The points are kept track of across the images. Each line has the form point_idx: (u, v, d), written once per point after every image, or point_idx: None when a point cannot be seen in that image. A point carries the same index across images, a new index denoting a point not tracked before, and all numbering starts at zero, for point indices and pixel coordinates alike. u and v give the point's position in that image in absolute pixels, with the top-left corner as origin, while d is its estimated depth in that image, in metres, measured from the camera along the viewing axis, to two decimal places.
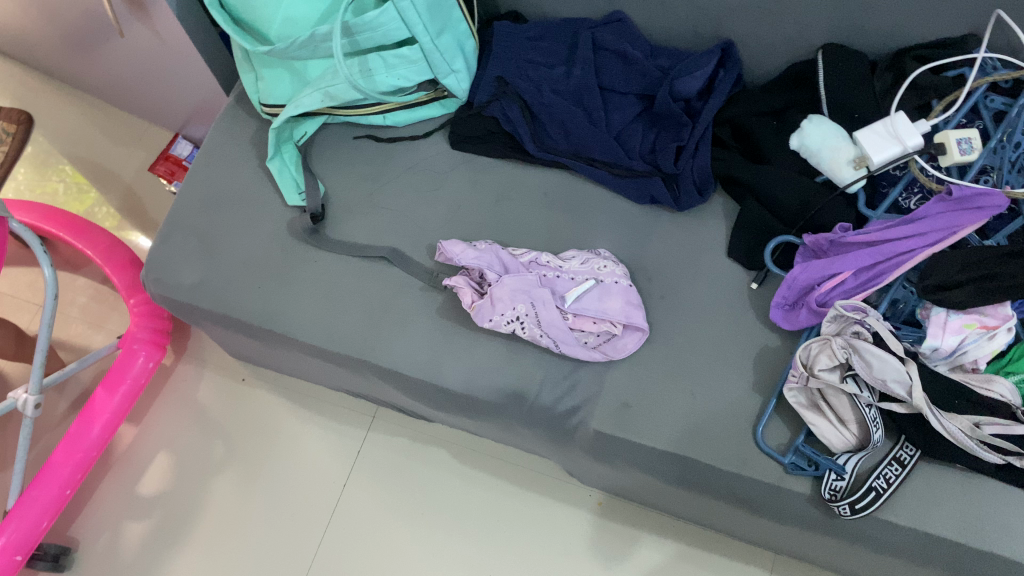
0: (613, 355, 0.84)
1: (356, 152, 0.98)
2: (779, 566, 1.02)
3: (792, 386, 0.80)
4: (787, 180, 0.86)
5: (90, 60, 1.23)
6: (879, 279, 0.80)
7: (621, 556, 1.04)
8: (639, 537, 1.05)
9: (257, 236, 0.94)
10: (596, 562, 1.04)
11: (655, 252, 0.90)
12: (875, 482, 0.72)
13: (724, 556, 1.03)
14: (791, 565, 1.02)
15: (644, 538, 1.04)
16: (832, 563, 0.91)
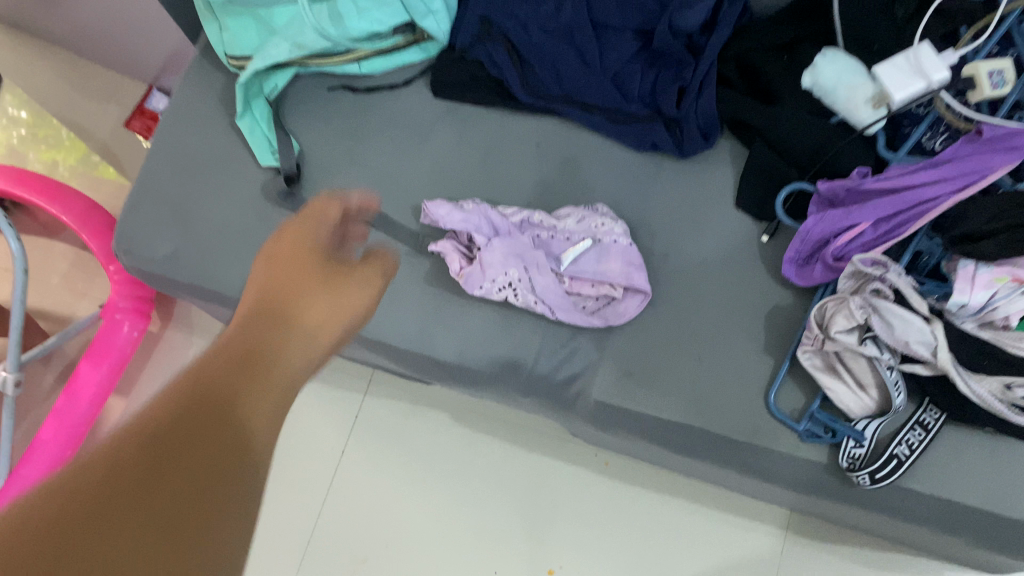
0: (613, 321, 0.78)
1: (329, 108, 0.90)
2: (793, 522, 0.99)
3: (807, 348, 0.74)
4: (800, 122, 0.79)
5: (51, 11, 1.16)
6: (901, 230, 0.73)
7: (630, 516, 1.01)
8: (647, 496, 1.01)
9: (231, 201, 0.88)
10: (604, 525, 1.01)
11: (657, 205, 0.84)
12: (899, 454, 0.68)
13: (736, 515, 0.99)
14: (804, 522, 0.98)
15: (652, 497, 1.01)
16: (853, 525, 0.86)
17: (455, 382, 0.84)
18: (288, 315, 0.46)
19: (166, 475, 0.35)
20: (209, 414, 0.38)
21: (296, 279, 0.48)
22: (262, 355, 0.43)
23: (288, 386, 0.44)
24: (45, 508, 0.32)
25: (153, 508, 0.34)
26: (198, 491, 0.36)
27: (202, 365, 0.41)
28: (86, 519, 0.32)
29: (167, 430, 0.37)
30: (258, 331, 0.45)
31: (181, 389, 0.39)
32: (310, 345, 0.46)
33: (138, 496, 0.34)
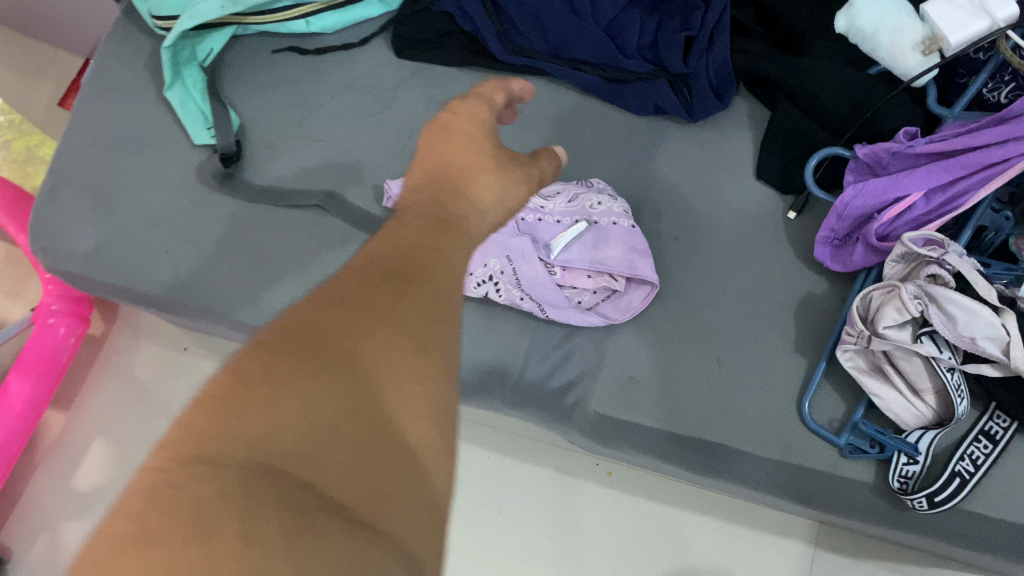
0: (615, 318, 0.66)
1: (275, 71, 0.78)
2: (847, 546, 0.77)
3: (848, 347, 0.61)
4: (832, 75, 0.66)
5: None
6: (960, 201, 0.60)
7: (643, 546, 0.79)
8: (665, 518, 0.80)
9: (161, 186, 0.74)
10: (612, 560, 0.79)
11: (662, 179, 0.71)
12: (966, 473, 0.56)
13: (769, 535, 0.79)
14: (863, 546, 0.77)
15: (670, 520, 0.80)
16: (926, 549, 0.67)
17: None
18: (461, 178, 0.44)
19: (405, 304, 0.32)
20: (426, 247, 0.36)
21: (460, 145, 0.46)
22: (449, 211, 0.40)
23: (474, 240, 0.42)
24: (301, 337, 0.30)
25: (401, 334, 0.32)
26: (431, 323, 0.33)
27: (405, 214, 0.39)
28: (336, 346, 0.30)
29: (392, 264, 0.34)
30: (440, 191, 0.42)
31: (394, 230, 0.37)
32: (482, 219, 0.43)
33: (377, 324, 0.31)
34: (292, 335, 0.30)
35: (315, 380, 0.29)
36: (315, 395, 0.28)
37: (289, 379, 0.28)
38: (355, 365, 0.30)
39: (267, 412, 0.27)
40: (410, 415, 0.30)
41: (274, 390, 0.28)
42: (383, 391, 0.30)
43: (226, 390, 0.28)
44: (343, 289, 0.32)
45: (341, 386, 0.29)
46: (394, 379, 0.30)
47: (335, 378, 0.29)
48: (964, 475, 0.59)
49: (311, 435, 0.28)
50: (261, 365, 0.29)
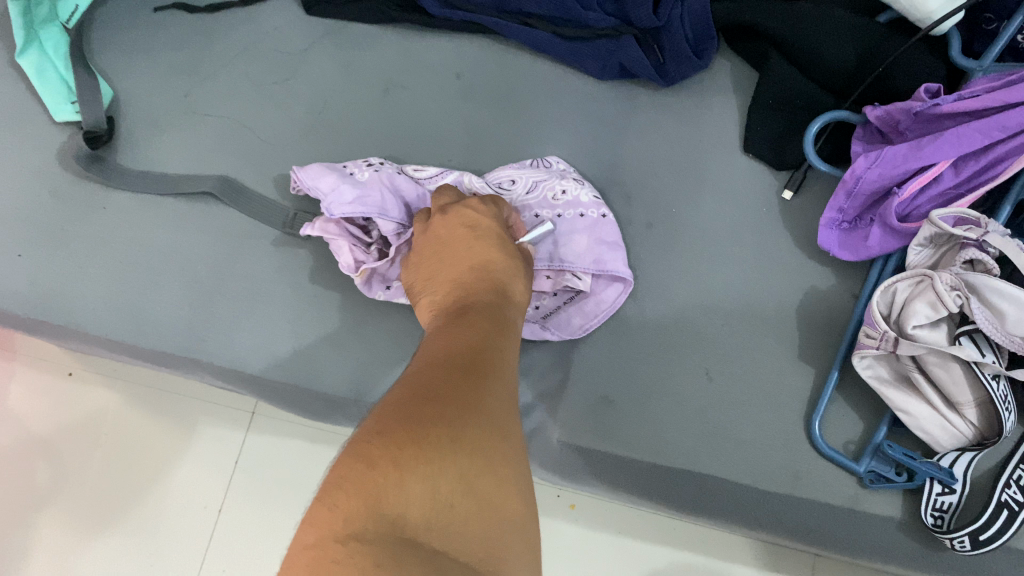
0: (584, 326, 0.54)
1: (157, 32, 0.64)
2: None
3: (866, 353, 0.50)
4: (835, 23, 0.54)
5: None
6: (997, 171, 0.49)
7: None
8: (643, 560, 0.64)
9: (10, 174, 0.60)
10: None
11: (630, 155, 0.59)
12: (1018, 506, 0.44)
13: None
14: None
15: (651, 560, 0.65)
16: None
17: None
18: (504, 279, 0.39)
19: (495, 396, 0.29)
20: (489, 342, 0.32)
21: (480, 235, 0.41)
22: (498, 300, 0.37)
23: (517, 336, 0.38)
24: (417, 411, 0.26)
25: (500, 427, 0.28)
26: (514, 420, 0.30)
27: (458, 317, 0.35)
28: (451, 429, 0.26)
29: (469, 353, 0.31)
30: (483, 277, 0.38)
31: (459, 331, 0.33)
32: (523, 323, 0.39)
33: (482, 413, 0.28)
34: (408, 411, 0.26)
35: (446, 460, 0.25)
36: (446, 478, 0.24)
37: (425, 456, 0.24)
38: (476, 449, 0.26)
39: (408, 497, 0.23)
40: (517, 518, 0.27)
41: (414, 468, 0.24)
42: (495, 484, 0.26)
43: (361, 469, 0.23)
44: (431, 378, 0.28)
45: (466, 471, 0.25)
46: (499, 473, 0.27)
47: (457, 463, 0.25)
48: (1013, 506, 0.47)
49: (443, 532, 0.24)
50: (375, 445, 0.24)
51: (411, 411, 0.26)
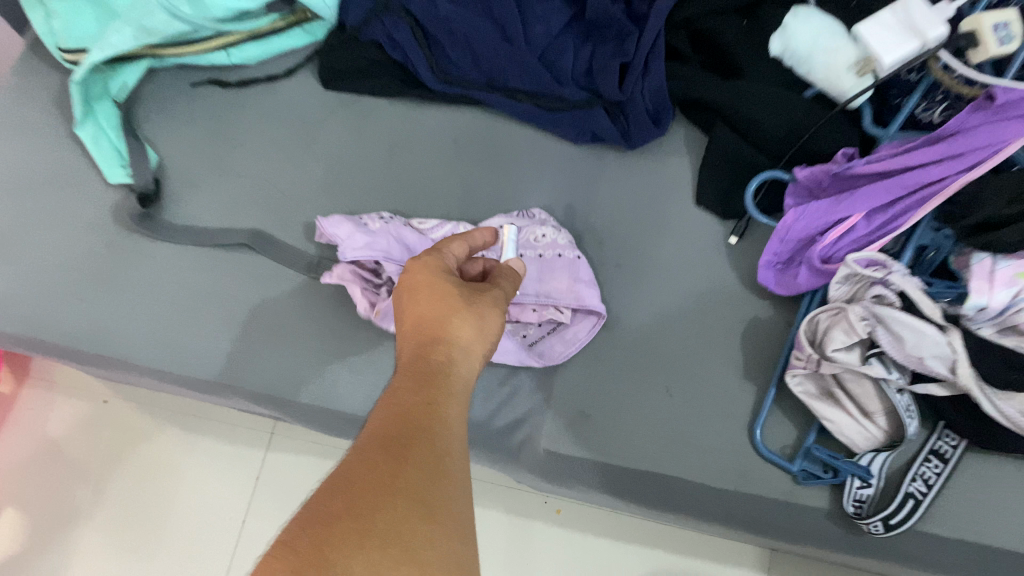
0: (563, 352, 0.64)
1: (194, 104, 0.74)
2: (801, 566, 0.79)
3: (797, 371, 0.60)
4: (769, 98, 0.65)
5: None
6: (900, 223, 0.60)
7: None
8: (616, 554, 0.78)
9: (70, 229, 0.69)
10: None
11: (602, 207, 0.70)
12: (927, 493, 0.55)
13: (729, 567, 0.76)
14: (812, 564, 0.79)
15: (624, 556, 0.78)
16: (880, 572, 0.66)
17: None
18: (444, 326, 0.41)
19: (418, 470, 0.33)
20: (419, 417, 0.35)
21: (423, 293, 0.43)
22: (440, 354, 0.40)
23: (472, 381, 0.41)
24: (332, 510, 0.30)
25: (420, 495, 0.31)
26: (445, 480, 0.33)
27: (401, 378, 0.38)
28: (362, 522, 0.29)
29: (398, 431, 0.34)
30: (423, 334, 0.41)
31: (395, 406, 0.36)
32: (470, 365, 0.41)
33: (399, 491, 0.31)
34: (324, 511, 0.30)
35: (354, 549, 0.28)
36: (358, 562, 0.28)
37: (330, 556, 0.28)
38: (387, 528, 0.29)
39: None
40: (451, 565, 0.30)
41: (320, 566, 0.27)
42: (418, 545, 0.29)
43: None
44: (354, 471, 0.32)
45: (379, 550, 0.29)
46: (422, 535, 0.30)
47: (369, 546, 0.29)
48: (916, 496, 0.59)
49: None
50: (294, 557, 0.28)
51: (325, 511, 0.30)
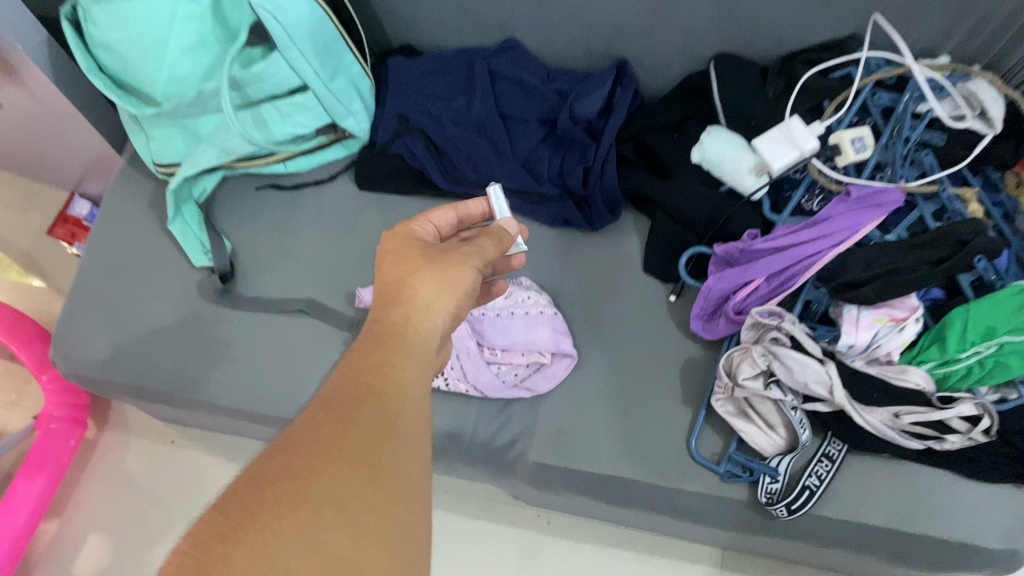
0: (545, 385, 0.85)
1: (259, 203, 0.97)
2: (729, 562, 1.03)
3: (719, 396, 0.81)
4: (695, 193, 0.87)
5: None
6: (790, 283, 0.81)
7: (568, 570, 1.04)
8: (587, 548, 1.05)
9: (167, 301, 0.91)
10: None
11: (574, 277, 0.92)
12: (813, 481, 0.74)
13: (669, 556, 1.04)
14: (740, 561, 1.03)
15: (592, 549, 1.05)
16: (793, 552, 0.86)
17: None
18: (406, 291, 0.51)
19: (361, 441, 0.40)
20: (369, 388, 0.44)
21: (396, 263, 0.54)
22: (400, 317, 0.49)
23: (431, 334, 0.50)
24: (277, 472, 0.37)
25: (360, 461, 0.39)
26: (389, 445, 0.41)
27: (366, 344, 0.48)
28: (311, 474, 0.37)
29: (352, 401, 0.43)
30: (389, 303, 0.51)
31: (350, 378, 0.44)
32: (427, 321, 0.50)
33: (340, 455, 0.39)
34: (268, 475, 0.37)
35: (288, 509, 0.36)
36: (290, 519, 0.35)
37: (266, 513, 0.35)
38: (323, 490, 0.37)
39: (248, 544, 0.34)
40: (386, 510, 0.38)
41: (256, 522, 0.35)
42: (351, 503, 0.37)
43: (210, 533, 0.34)
44: (307, 433, 0.40)
45: (311, 509, 0.36)
46: (364, 487, 0.38)
47: (315, 496, 0.37)
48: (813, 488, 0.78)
49: (289, 551, 0.34)
50: (254, 504, 0.36)
51: (270, 475, 0.37)
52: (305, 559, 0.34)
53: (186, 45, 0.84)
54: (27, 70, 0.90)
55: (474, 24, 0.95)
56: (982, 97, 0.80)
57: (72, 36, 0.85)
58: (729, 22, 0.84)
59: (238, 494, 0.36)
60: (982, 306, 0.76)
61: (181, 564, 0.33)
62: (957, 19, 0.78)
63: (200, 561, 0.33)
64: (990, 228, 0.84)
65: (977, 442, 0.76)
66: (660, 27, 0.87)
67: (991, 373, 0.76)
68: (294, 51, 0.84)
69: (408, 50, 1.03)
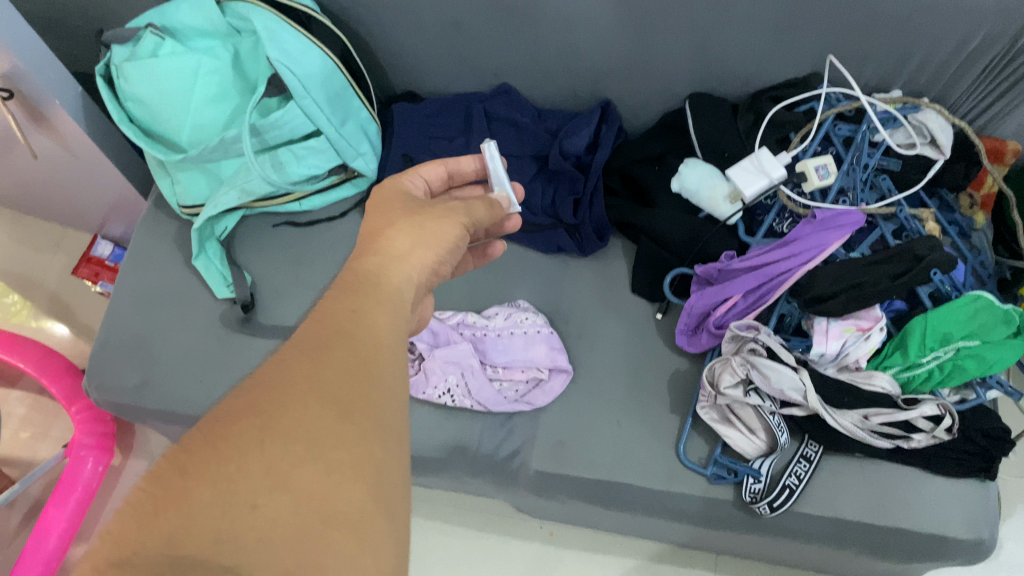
0: (544, 398, 0.92)
1: (276, 239, 1.05)
2: (722, 565, 1.10)
3: (704, 403, 0.88)
4: (675, 219, 0.96)
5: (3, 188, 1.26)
6: (764, 299, 0.89)
7: None
8: (589, 556, 1.12)
9: (192, 331, 0.98)
10: None
11: (568, 299, 1.01)
12: (790, 480, 0.80)
13: (666, 562, 1.10)
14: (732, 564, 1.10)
15: (593, 556, 1.12)
16: (779, 549, 0.93)
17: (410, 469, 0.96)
18: (384, 236, 0.53)
19: (334, 380, 0.40)
20: (344, 329, 0.43)
21: (379, 217, 0.56)
22: (375, 264, 0.50)
23: (406, 283, 0.51)
24: (242, 409, 0.37)
25: (334, 400, 0.39)
26: (364, 384, 0.41)
27: (342, 290, 0.47)
28: (276, 413, 0.37)
29: (324, 340, 0.42)
30: (367, 253, 0.52)
31: (326, 318, 0.44)
32: (401, 265, 0.51)
33: (310, 390, 0.38)
34: (233, 411, 0.37)
35: (255, 445, 0.35)
36: (255, 454, 0.35)
37: (231, 447, 0.35)
38: (291, 426, 0.36)
39: (210, 477, 0.34)
40: (360, 449, 0.37)
41: (219, 457, 0.34)
42: (323, 438, 0.37)
43: (172, 466, 0.34)
44: (275, 372, 0.39)
45: (279, 445, 0.36)
46: (336, 425, 0.38)
47: (280, 435, 0.36)
48: (793, 487, 0.84)
49: (256, 486, 0.34)
50: (217, 439, 0.35)
51: (235, 412, 0.37)
52: (273, 495, 0.34)
53: (209, 96, 0.93)
54: (64, 124, 0.99)
55: (471, 71, 1.04)
56: (931, 127, 0.90)
57: (105, 91, 0.93)
58: (700, 65, 0.94)
59: (201, 430, 0.36)
60: (939, 315, 0.84)
61: (140, 497, 0.33)
62: (904, 57, 0.87)
63: (158, 496, 0.33)
64: (946, 244, 0.94)
65: (940, 439, 0.82)
66: (639, 71, 0.96)
67: (949, 376, 0.84)
68: (308, 99, 0.93)
69: (410, 96, 1.12)
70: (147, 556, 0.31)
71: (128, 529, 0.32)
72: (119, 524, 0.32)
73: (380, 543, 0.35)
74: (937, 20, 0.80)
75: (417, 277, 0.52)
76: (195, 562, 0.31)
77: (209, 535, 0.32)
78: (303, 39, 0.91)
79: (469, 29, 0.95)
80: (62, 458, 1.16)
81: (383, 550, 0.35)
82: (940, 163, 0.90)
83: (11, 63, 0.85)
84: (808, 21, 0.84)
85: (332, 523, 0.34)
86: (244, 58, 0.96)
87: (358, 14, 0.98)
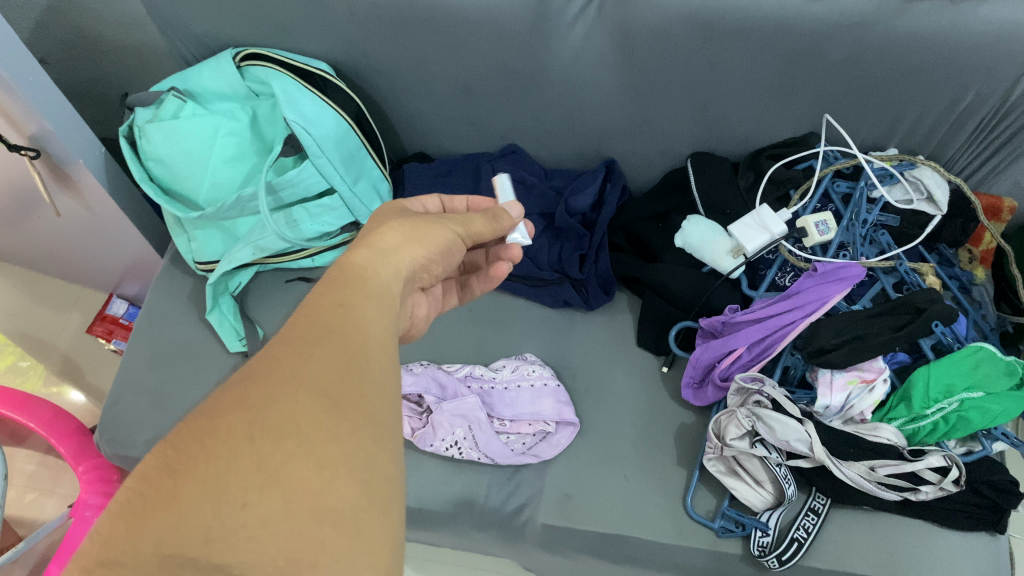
0: (550, 450, 0.93)
1: (290, 296, 1.09)
2: None
3: (711, 456, 0.87)
4: (679, 274, 0.99)
5: (21, 247, 1.29)
6: (770, 351, 0.89)
7: None
8: None
9: (205, 388, 1.00)
10: None
11: (575, 353, 1.03)
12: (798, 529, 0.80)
13: None
14: None
15: None
16: None
17: (418, 527, 0.96)
18: (375, 234, 0.55)
19: (324, 376, 0.41)
20: (338, 321, 0.45)
21: (378, 223, 0.59)
22: (362, 260, 0.52)
23: (393, 274, 0.52)
24: (230, 403, 0.37)
25: (324, 396, 0.40)
26: (355, 380, 0.42)
27: (333, 281, 0.49)
28: (263, 410, 0.37)
29: (311, 337, 0.43)
30: (357, 247, 0.53)
31: (316, 312, 0.45)
32: (390, 259, 0.53)
33: (303, 387, 0.39)
34: (222, 405, 0.37)
35: (244, 440, 0.36)
36: (244, 450, 0.36)
37: (221, 443, 0.35)
38: (280, 421, 0.37)
39: (200, 475, 0.34)
40: (351, 449, 0.38)
41: (206, 454, 0.35)
42: (315, 434, 0.38)
43: (159, 466, 0.35)
44: (265, 366, 0.40)
45: (269, 441, 0.36)
46: (328, 425, 0.38)
47: (267, 433, 0.37)
48: (801, 540, 0.83)
49: (246, 483, 0.35)
50: (207, 436, 0.36)
51: (221, 405, 0.37)
52: (262, 492, 0.35)
53: (226, 156, 0.97)
54: (85, 182, 1.02)
55: (480, 133, 1.08)
56: (927, 183, 0.93)
57: (128, 152, 0.97)
58: (701, 125, 0.97)
59: (188, 425, 0.36)
60: (942, 366, 0.85)
61: (129, 498, 0.34)
62: (899, 115, 0.90)
63: (146, 497, 0.34)
64: (947, 297, 0.95)
65: (948, 492, 0.81)
66: (642, 132, 1.00)
67: (955, 428, 0.84)
68: (323, 158, 0.97)
69: (420, 155, 1.16)
70: (135, 558, 0.32)
71: (117, 532, 0.33)
72: (107, 527, 0.33)
73: (374, 537, 0.36)
74: (932, 79, 0.83)
75: (404, 268, 0.54)
76: (183, 561, 0.32)
77: (197, 534, 0.33)
78: (320, 101, 0.95)
79: (478, 92, 0.99)
80: (68, 518, 1.15)
81: (378, 543, 0.36)
82: (937, 218, 0.93)
83: (41, 126, 0.89)
84: (804, 83, 0.87)
85: (325, 518, 0.35)
86: (262, 120, 1.00)
87: (372, 78, 1.02)
